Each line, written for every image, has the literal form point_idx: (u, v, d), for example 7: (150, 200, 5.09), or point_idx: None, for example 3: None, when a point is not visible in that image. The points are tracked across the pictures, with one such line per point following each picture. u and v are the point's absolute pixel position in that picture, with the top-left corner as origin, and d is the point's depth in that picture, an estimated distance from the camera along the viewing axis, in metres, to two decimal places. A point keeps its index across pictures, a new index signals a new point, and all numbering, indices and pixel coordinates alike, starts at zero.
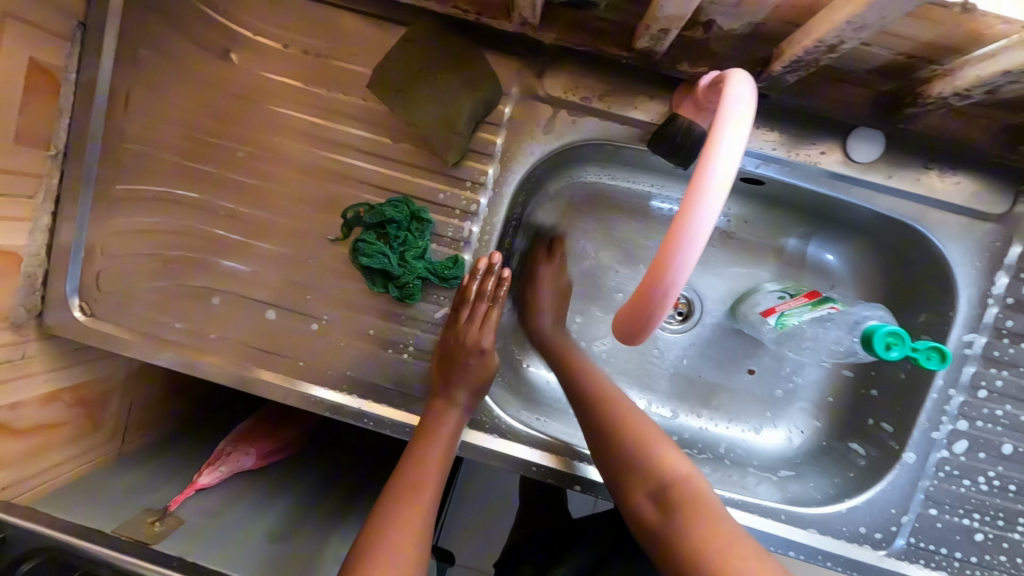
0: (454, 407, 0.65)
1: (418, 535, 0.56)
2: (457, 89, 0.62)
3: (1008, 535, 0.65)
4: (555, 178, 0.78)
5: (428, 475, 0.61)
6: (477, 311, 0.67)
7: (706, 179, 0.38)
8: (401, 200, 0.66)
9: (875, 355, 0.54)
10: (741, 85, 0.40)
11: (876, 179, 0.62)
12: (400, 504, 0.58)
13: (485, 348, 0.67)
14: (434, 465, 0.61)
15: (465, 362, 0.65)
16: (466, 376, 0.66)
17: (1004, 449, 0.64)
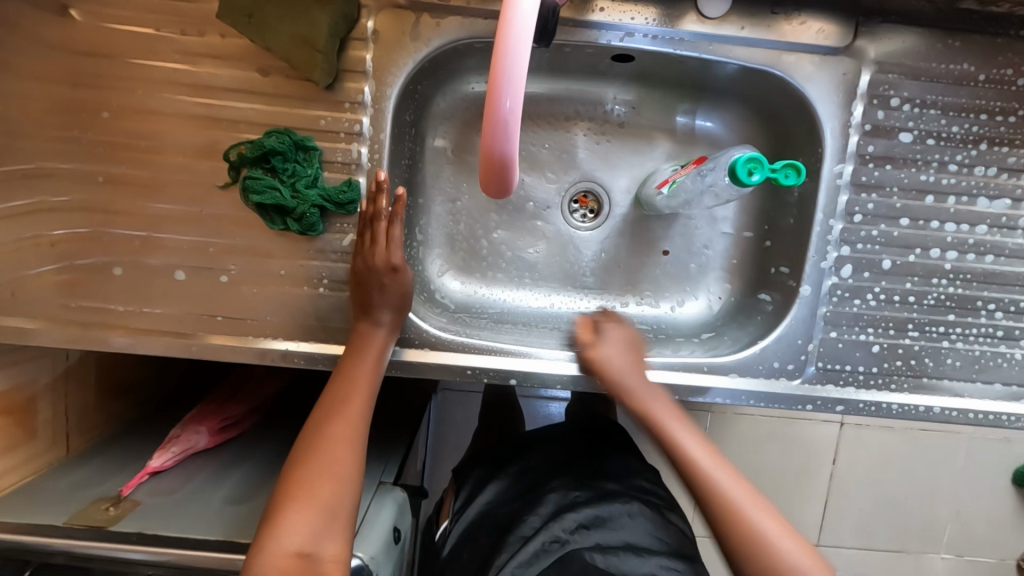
0: (376, 327, 0.67)
1: (348, 442, 0.60)
2: (309, 5, 0.62)
3: (900, 343, 0.72)
4: (440, 94, 0.78)
5: (355, 389, 0.63)
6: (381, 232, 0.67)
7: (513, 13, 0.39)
8: (282, 131, 0.65)
9: (741, 184, 0.56)
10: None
11: (730, 32, 0.66)
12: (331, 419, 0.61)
13: (396, 265, 0.67)
14: (360, 380, 0.64)
15: (379, 282, 0.66)
16: (386, 297, 0.67)
17: (884, 265, 0.71)
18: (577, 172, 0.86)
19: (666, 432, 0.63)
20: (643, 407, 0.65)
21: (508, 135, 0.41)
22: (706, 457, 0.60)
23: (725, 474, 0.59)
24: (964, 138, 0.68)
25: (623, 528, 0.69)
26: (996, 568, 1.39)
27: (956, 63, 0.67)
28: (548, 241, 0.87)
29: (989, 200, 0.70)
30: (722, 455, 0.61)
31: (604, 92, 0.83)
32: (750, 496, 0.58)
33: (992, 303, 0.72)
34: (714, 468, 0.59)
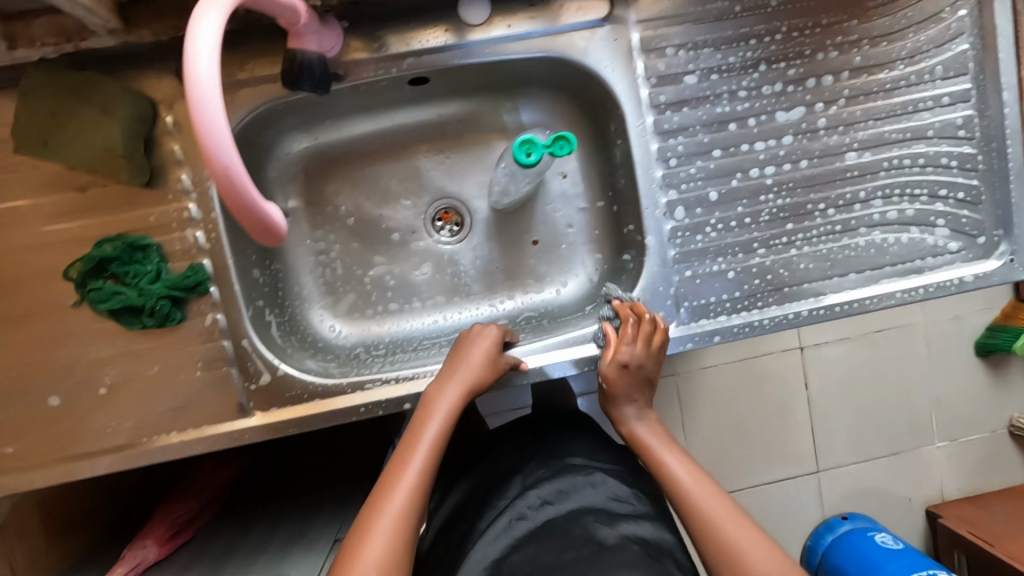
0: (446, 391, 0.68)
1: (406, 516, 0.57)
2: (97, 117, 0.63)
3: (752, 262, 0.76)
4: (273, 159, 0.82)
5: (420, 454, 0.62)
6: (629, 349, 0.70)
7: (194, 72, 0.39)
8: (112, 238, 0.68)
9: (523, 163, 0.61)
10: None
11: (500, 32, 0.71)
12: (389, 486, 0.59)
13: (480, 347, 0.72)
14: (425, 445, 0.63)
15: (467, 360, 0.70)
16: (614, 395, 0.71)
17: (712, 197, 0.75)
18: (431, 194, 0.90)
19: (650, 453, 0.68)
20: (643, 440, 0.69)
21: (237, 188, 0.41)
22: (689, 475, 0.64)
23: (694, 484, 0.63)
24: (742, 65, 0.74)
25: (583, 494, 0.72)
26: (988, 440, 1.40)
27: (712, 2, 0.73)
28: (429, 262, 0.91)
29: (786, 112, 0.75)
30: (699, 468, 0.65)
31: (429, 114, 0.85)
32: (713, 499, 0.61)
33: (821, 203, 0.77)
34: (695, 482, 0.63)
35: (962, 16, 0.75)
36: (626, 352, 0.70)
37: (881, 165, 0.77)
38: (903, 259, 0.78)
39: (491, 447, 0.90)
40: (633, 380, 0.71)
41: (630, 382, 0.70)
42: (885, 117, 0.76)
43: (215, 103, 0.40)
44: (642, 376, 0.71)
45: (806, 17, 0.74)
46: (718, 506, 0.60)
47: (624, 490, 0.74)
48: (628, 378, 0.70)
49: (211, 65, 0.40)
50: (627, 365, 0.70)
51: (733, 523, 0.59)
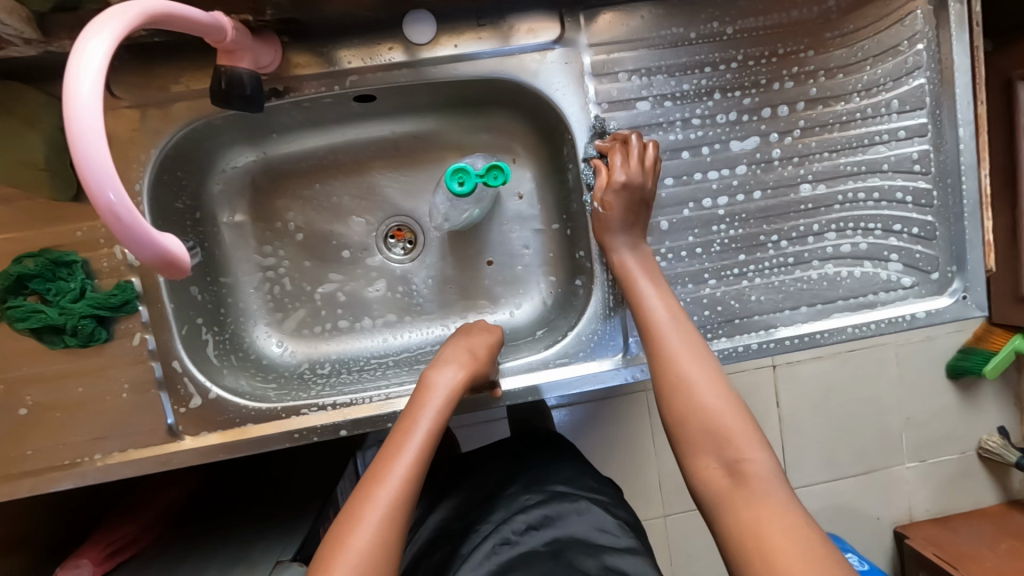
0: (441, 378, 0.66)
1: (397, 505, 0.55)
2: (17, 128, 0.61)
3: (702, 293, 0.75)
4: (218, 173, 0.79)
5: (411, 444, 0.59)
6: (622, 167, 0.67)
7: (75, 109, 0.37)
8: (34, 253, 0.65)
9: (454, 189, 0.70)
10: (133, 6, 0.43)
11: (446, 51, 0.69)
12: (381, 473, 0.57)
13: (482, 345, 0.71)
14: (421, 432, 0.61)
15: (470, 353, 0.69)
16: (609, 222, 0.68)
17: (663, 226, 0.74)
18: (384, 209, 0.86)
19: (635, 294, 0.64)
20: (631, 279, 0.65)
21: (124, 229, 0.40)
22: (680, 337, 0.60)
23: (678, 344, 0.59)
24: (696, 92, 0.72)
25: (569, 523, 0.70)
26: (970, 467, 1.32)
27: (667, 28, 0.71)
28: (383, 278, 0.87)
29: (740, 142, 0.74)
30: (693, 332, 0.60)
31: (382, 129, 0.82)
32: (704, 363, 0.57)
33: (775, 234, 0.75)
34: (684, 348, 0.59)
35: (920, 50, 0.74)
36: (621, 174, 0.66)
37: (835, 198, 0.75)
38: (856, 293, 0.77)
39: (472, 471, 0.87)
40: (628, 203, 0.67)
41: (625, 199, 0.67)
42: (840, 149, 0.75)
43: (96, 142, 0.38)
44: (639, 199, 0.67)
45: (762, 46, 0.73)
46: (702, 372, 0.57)
47: (609, 521, 0.70)
48: (622, 200, 0.67)
49: (94, 101, 0.38)
50: (615, 196, 0.67)
51: (716, 397, 0.55)
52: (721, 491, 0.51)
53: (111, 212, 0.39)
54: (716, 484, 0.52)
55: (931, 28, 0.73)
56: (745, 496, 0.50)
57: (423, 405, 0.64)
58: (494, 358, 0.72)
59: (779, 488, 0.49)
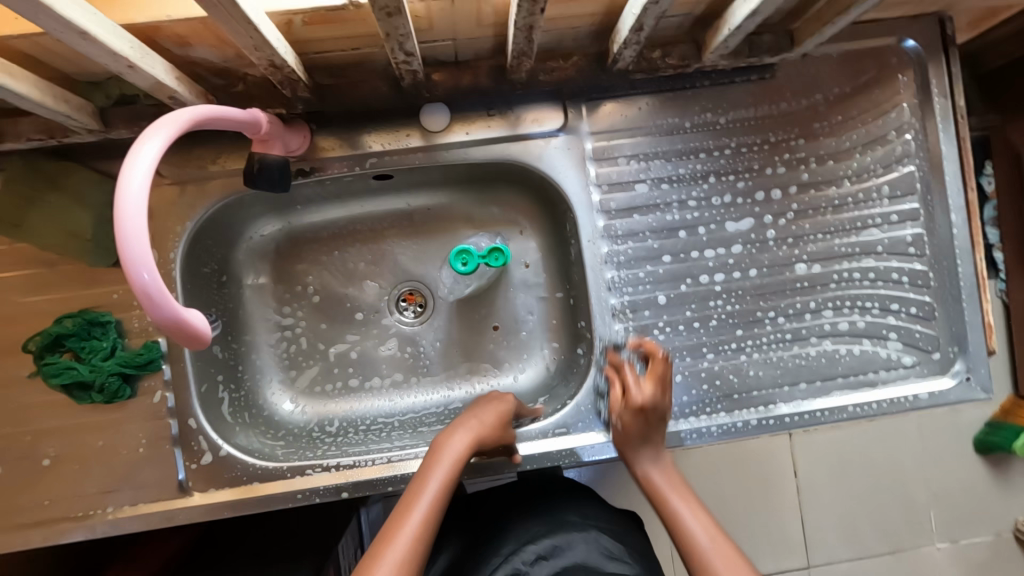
0: (454, 439, 0.67)
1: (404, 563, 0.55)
2: (70, 204, 0.68)
3: (701, 367, 0.76)
4: (245, 240, 0.85)
5: (421, 504, 0.59)
6: (637, 389, 0.66)
7: (124, 200, 0.43)
8: (73, 314, 0.71)
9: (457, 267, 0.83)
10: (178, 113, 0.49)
11: (459, 138, 0.75)
12: (390, 533, 0.57)
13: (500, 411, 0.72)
14: (430, 490, 0.61)
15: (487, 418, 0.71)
16: (629, 439, 0.67)
17: (661, 300, 0.76)
18: (396, 274, 0.91)
19: (671, 516, 0.62)
20: (663, 496, 0.64)
21: (155, 307, 0.44)
22: (707, 534, 0.59)
23: (726, 567, 0.56)
24: (692, 176, 0.77)
25: (577, 551, 0.70)
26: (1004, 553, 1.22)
27: (663, 118, 0.77)
28: (394, 337, 0.91)
29: (735, 222, 0.77)
30: (726, 536, 0.59)
31: (399, 202, 0.88)
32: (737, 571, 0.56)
33: (772, 311, 0.77)
34: (728, 559, 0.57)
35: (908, 140, 0.78)
36: (634, 394, 0.66)
37: (831, 277, 0.78)
38: (856, 371, 0.77)
39: (483, 505, 0.88)
40: (644, 425, 0.66)
41: (630, 402, 0.66)
42: (834, 231, 0.78)
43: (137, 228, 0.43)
44: (655, 417, 0.66)
45: (755, 135, 0.77)
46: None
47: (617, 548, 0.72)
48: (637, 420, 0.66)
49: (142, 194, 0.44)
50: (631, 411, 0.66)
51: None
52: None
53: (144, 292, 0.43)
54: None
55: (918, 121, 0.77)
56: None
57: (433, 466, 0.64)
58: (506, 425, 0.72)
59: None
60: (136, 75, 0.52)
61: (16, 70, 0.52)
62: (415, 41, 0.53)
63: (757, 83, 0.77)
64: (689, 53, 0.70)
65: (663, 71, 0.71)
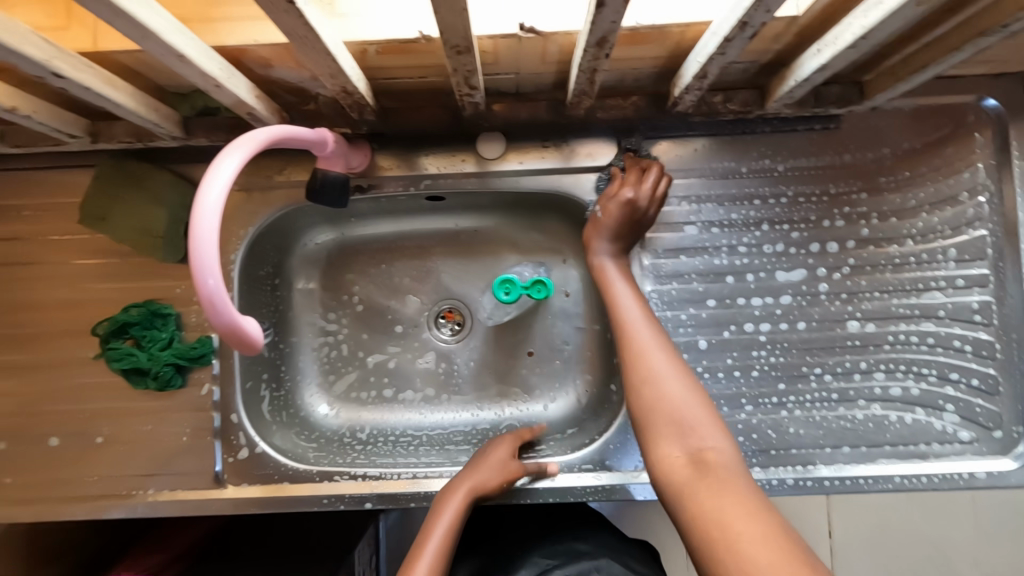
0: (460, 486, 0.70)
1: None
2: (149, 202, 0.73)
3: (738, 418, 0.74)
4: (300, 246, 0.89)
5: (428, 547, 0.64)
6: (631, 185, 0.71)
7: (201, 209, 0.46)
8: (139, 303, 0.76)
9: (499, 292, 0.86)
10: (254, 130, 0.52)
11: (512, 165, 0.76)
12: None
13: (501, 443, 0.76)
14: (440, 529, 0.66)
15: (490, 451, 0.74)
16: (600, 227, 0.72)
17: (702, 345, 0.75)
18: (438, 291, 0.92)
19: (611, 296, 0.68)
20: (605, 277, 0.70)
21: (215, 309, 0.47)
22: (652, 341, 0.62)
23: (647, 337, 0.62)
24: (744, 222, 0.75)
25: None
26: None
27: (719, 161, 0.76)
28: (433, 352, 0.92)
29: (786, 272, 0.75)
30: (654, 320, 0.64)
31: (448, 222, 0.91)
32: (671, 359, 0.60)
33: (818, 367, 0.74)
34: (650, 334, 0.63)
35: (981, 202, 0.74)
36: (629, 191, 0.70)
37: (886, 339, 0.74)
38: (906, 441, 0.73)
39: (498, 529, 0.89)
40: (625, 217, 0.71)
41: (620, 229, 0.71)
42: (893, 291, 0.74)
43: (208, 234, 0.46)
44: (636, 220, 0.72)
45: (814, 185, 0.75)
46: (667, 366, 0.59)
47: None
48: (622, 215, 0.71)
49: (217, 204, 0.47)
50: (609, 216, 0.71)
51: (678, 384, 0.58)
52: (682, 478, 0.51)
53: (207, 295, 0.46)
54: (678, 473, 0.52)
55: (994, 184, 0.74)
56: (705, 483, 0.50)
57: (444, 504, 0.68)
58: (512, 457, 0.74)
59: (740, 475, 0.50)
60: (221, 93, 0.56)
61: (117, 82, 0.57)
62: (480, 77, 0.55)
63: (820, 133, 0.75)
64: (751, 99, 0.70)
65: (722, 114, 0.71)
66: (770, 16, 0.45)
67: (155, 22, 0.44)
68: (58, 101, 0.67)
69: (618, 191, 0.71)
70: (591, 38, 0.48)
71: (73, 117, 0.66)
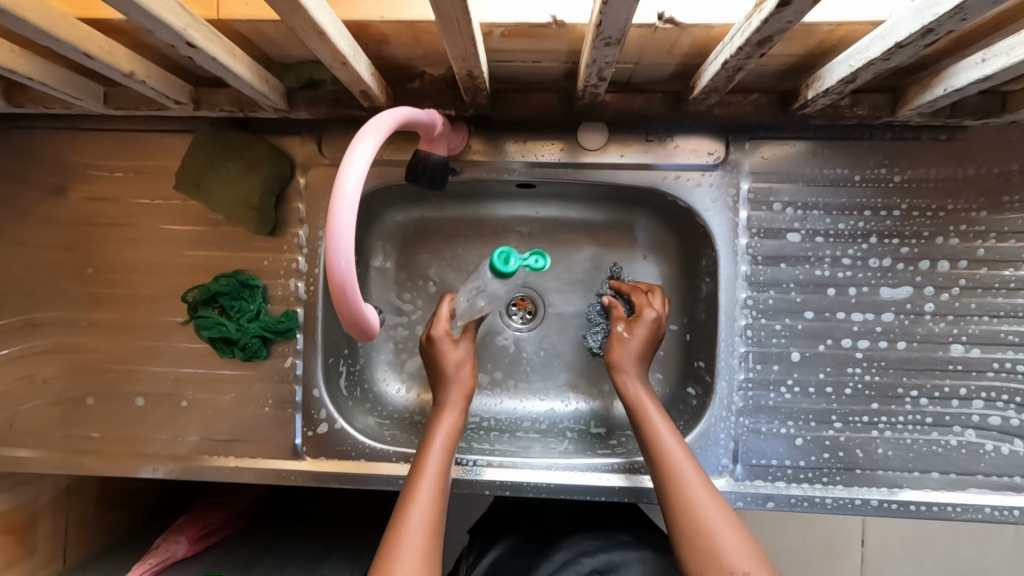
0: (434, 440, 0.66)
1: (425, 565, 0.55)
2: (244, 173, 0.72)
3: (825, 434, 0.72)
4: (378, 224, 0.88)
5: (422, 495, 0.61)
6: (651, 306, 0.75)
7: (341, 188, 0.46)
8: (229, 273, 0.76)
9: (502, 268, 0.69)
10: (382, 112, 0.51)
11: (611, 158, 0.74)
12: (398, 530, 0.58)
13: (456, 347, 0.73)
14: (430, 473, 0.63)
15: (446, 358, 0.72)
16: (629, 346, 0.72)
17: (793, 357, 0.73)
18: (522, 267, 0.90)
19: (649, 428, 0.66)
20: (637, 400, 0.68)
21: (347, 291, 0.47)
22: (693, 476, 0.61)
23: (690, 471, 0.61)
24: (851, 233, 0.72)
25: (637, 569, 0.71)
26: None
27: (830, 167, 0.72)
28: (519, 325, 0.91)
29: (891, 289, 0.72)
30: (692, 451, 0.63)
31: (529, 209, 0.89)
32: (710, 493, 0.60)
33: (914, 389, 0.72)
34: (695, 476, 0.61)
35: None
36: (652, 311, 0.74)
37: (990, 365, 0.71)
38: (1000, 472, 0.71)
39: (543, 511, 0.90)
40: (652, 335, 0.73)
41: (646, 347, 0.73)
42: (1003, 316, 0.71)
43: (348, 214, 0.46)
44: (658, 335, 0.74)
45: (931, 200, 0.71)
46: (712, 506, 0.58)
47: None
48: (649, 332, 0.73)
49: (357, 184, 0.47)
50: (629, 347, 0.72)
51: (731, 538, 0.56)
52: None
53: (341, 276, 0.46)
54: None
55: None
56: None
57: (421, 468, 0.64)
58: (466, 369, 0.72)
59: None
60: (344, 70, 0.54)
61: (237, 52, 0.55)
62: (615, 69, 0.53)
63: (944, 144, 0.71)
64: (882, 104, 0.65)
65: (846, 119, 0.67)
66: (963, 25, 0.41)
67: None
68: (165, 65, 0.66)
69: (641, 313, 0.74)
70: (755, 37, 0.45)
71: (179, 83, 0.65)
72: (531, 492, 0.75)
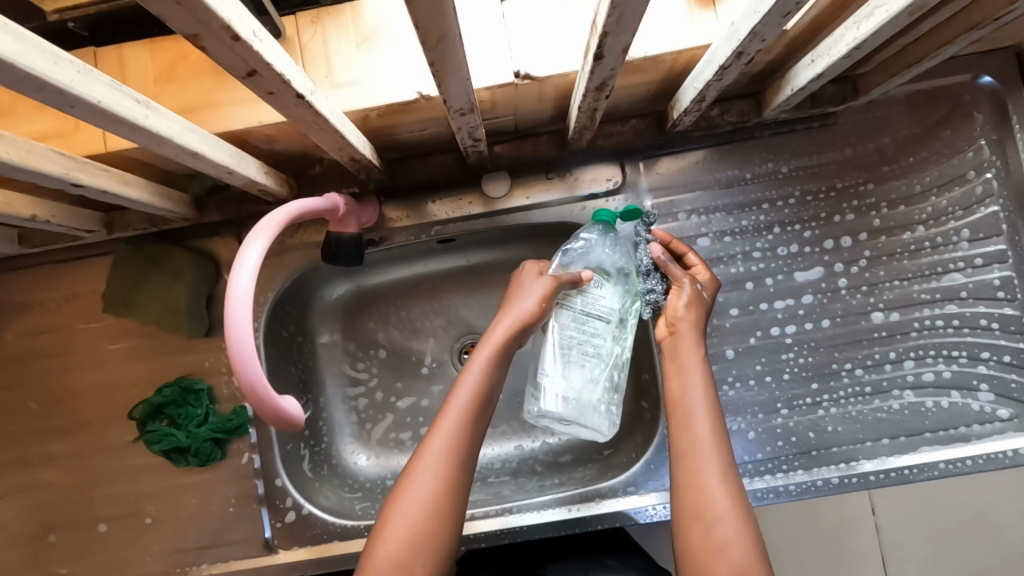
0: (469, 379, 0.62)
1: (437, 503, 0.56)
2: (169, 284, 0.74)
3: (774, 423, 0.74)
4: (317, 303, 0.90)
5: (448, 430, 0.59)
6: (700, 273, 0.71)
7: (233, 295, 0.49)
8: (172, 382, 0.77)
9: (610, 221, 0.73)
10: (271, 213, 0.54)
11: (519, 201, 0.77)
12: (414, 471, 0.58)
13: (544, 286, 0.68)
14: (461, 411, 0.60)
15: (532, 296, 0.67)
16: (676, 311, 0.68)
17: (729, 354, 0.75)
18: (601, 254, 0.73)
19: (682, 380, 0.63)
20: (680, 358, 0.65)
21: (254, 389, 0.49)
22: (708, 440, 0.58)
23: (704, 435, 0.58)
24: (756, 227, 0.76)
25: None
26: None
27: (722, 170, 0.76)
28: (602, 320, 0.71)
29: (804, 272, 0.75)
30: (718, 412, 0.60)
31: (460, 259, 0.91)
32: (722, 463, 0.57)
33: (848, 362, 0.74)
34: (710, 443, 0.58)
35: (989, 179, 0.73)
36: (704, 276, 0.71)
37: (912, 326, 0.74)
38: (945, 425, 0.73)
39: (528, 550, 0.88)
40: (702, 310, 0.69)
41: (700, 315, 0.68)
42: (912, 277, 0.74)
43: (241, 320, 0.48)
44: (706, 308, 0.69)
45: (820, 183, 0.76)
46: (716, 474, 0.56)
47: None
48: (699, 305, 0.68)
49: (248, 288, 0.49)
50: (682, 323, 0.67)
51: (731, 524, 0.53)
52: None
53: (246, 379, 0.48)
54: None
55: (999, 159, 0.73)
56: None
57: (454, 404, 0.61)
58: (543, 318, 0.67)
59: None
60: (234, 177, 0.57)
61: (130, 178, 0.58)
62: (483, 130, 0.57)
63: (820, 130, 0.76)
64: (748, 109, 0.72)
65: (721, 126, 0.73)
66: (764, 44, 0.46)
67: (170, 129, 0.45)
68: (72, 200, 0.68)
69: (678, 281, 0.70)
70: (592, 84, 0.49)
71: (88, 213, 0.67)
72: (508, 539, 0.76)
